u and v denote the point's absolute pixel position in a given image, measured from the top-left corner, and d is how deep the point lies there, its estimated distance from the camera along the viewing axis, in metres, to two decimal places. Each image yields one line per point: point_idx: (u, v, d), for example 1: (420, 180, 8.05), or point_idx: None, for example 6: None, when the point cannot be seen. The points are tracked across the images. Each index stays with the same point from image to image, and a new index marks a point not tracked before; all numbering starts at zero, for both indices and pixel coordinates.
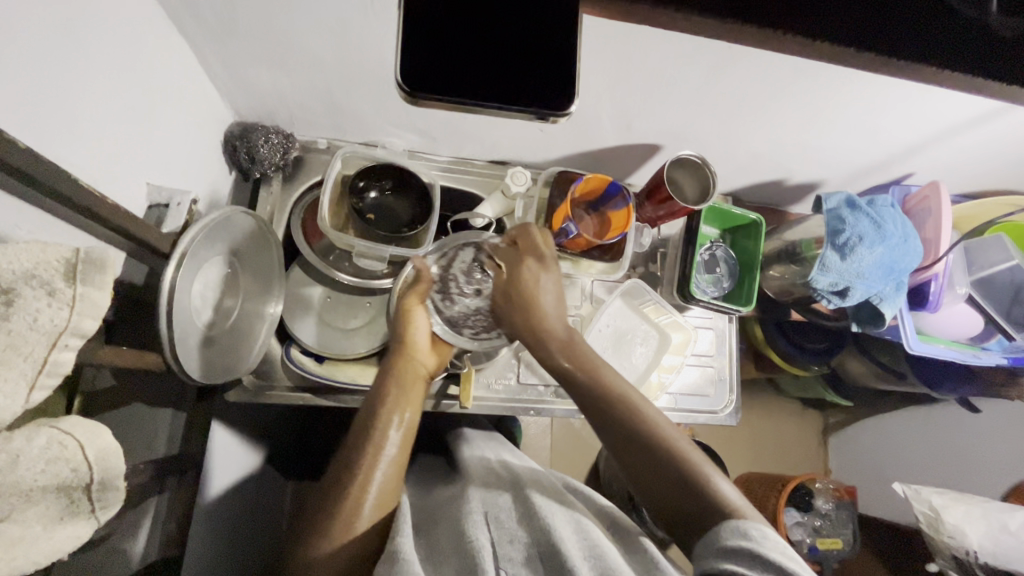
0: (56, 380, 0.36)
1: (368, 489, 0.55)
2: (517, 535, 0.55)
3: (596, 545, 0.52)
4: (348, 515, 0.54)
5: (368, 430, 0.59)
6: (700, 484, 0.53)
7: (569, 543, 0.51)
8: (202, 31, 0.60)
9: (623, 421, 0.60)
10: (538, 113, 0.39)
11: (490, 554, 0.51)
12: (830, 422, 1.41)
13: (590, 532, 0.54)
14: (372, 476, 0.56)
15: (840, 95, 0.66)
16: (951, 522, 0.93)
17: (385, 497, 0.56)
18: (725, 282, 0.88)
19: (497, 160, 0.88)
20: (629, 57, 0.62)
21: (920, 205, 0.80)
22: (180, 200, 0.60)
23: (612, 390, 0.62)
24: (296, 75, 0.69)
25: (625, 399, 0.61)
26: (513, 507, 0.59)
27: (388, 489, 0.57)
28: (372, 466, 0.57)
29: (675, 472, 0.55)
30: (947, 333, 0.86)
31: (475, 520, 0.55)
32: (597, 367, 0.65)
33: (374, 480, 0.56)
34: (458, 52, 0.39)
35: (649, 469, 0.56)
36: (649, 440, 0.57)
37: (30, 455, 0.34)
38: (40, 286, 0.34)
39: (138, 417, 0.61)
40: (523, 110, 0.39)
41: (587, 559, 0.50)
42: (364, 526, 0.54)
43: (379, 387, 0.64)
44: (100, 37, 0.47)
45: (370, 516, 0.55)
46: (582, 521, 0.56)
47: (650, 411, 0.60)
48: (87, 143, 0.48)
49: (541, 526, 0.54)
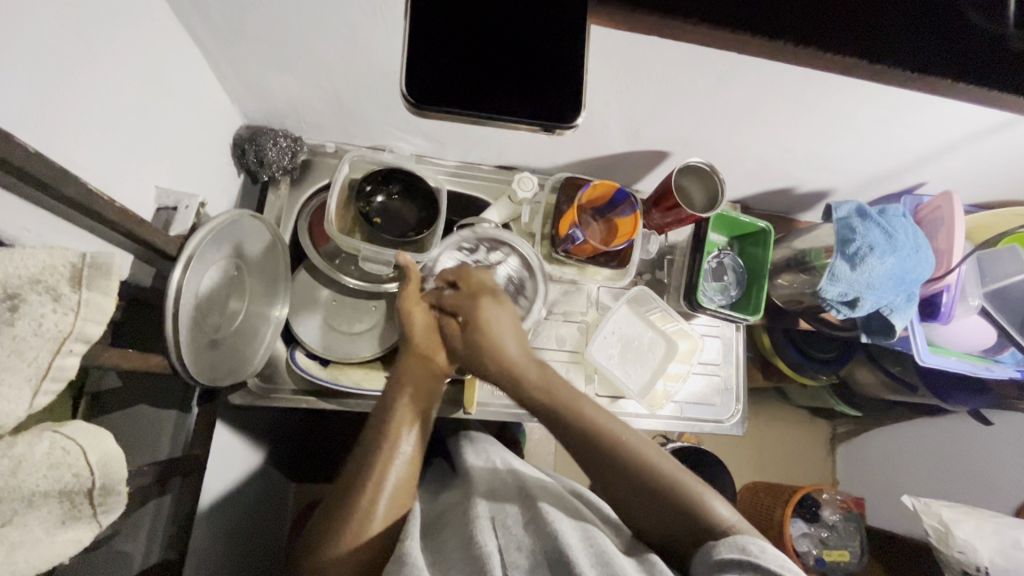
0: (59, 385, 0.36)
1: (381, 495, 0.55)
2: (525, 542, 0.54)
3: (603, 552, 0.51)
4: (358, 520, 0.53)
5: (379, 440, 0.59)
6: (692, 503, 0.54)
7: (576, 550, 0.50)
8: (212, 35, 0.61)
9: (612, 461, 0.58)
10: (543, 126, 0.39)
11: (496, 559, 0.51)
12: (838, 431, 1.40)
13: (598, 538, 0.53)
14: (386, 479, 0.56)
15: (851, 104, 0.66)
16: (961, 537, 0.91)
17: (397, 501, 0.56)
18: (733, 290, 0.87)
19: (504, 165, 0.88)
20: (637, 64, 0.61)
21: (932, 214, 0.79)
22: (188, 203, 0.60)
23: (597, 427, 0.60)
24: (305, 80, 0.69)
25: (611, 436, 0.59)
26: (520, 513, 0.58)
27: (398, 497, 0.57)
28: (388, 469, 0.57)
29: (666, 494, 0.55)
30: (959, 345, 0.85)
31: (482, 527, 0.55)
32: (578, 401, 0.63)
33: (386, 488, 0.56)
34: (465, 62, 0.39)
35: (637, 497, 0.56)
36: (633, 465, 0.57)
37: (33, 461, 0.35)
38: (46, 290, 0.34)
39: (143, 418, 0.62)
40: (531, 123, 0.39)
41: (593, 565, 0.49)
42: (380, 526, 0.54)
43: (388, 398, 0.63)
44: (110, 42, 0.48)
45: (383, 521, 0.55)
46: (589, 527, 0.55)
47: (635, 442, 0.59)
48: (96, 146, 0.48)
49: (549, 531, 0.53)
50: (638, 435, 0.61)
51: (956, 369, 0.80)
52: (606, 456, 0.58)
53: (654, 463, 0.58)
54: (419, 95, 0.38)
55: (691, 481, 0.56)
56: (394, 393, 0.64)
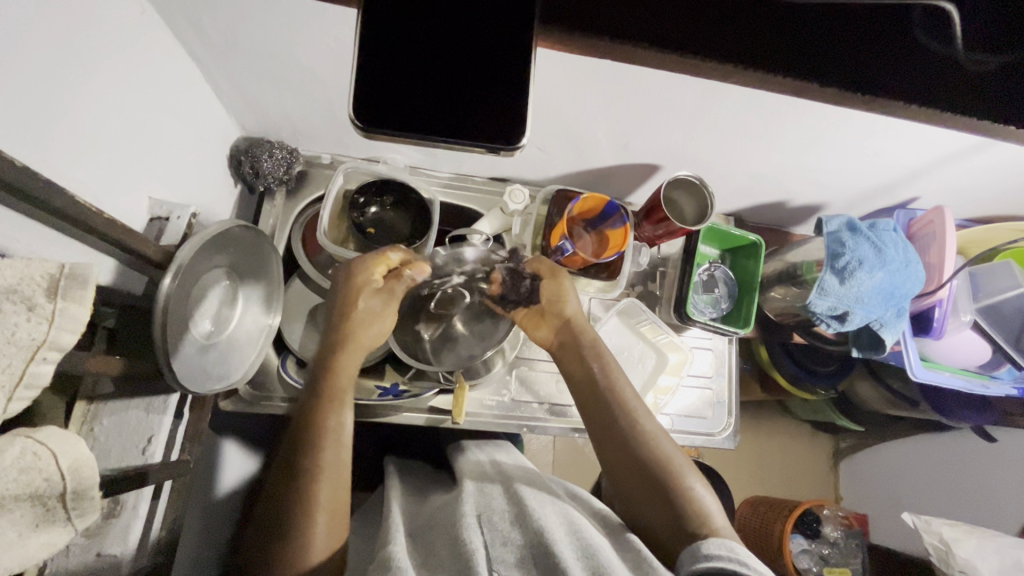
0: (33, 392, 0.37)
1: (315, 523, 0.53)
2: (510, 537, 0.54)
3: (590, 545, 0.51)
4: (302, 528, 0.53)
5: (310, 455, 0.56)
6: (648, 451, 0.61)
7: (562, 544, 0.51)
8: (206, 52, 0.63)
9: (627, 440, 0.62)
10: (492, 147, 0.39)
11: (481, 556, 0.51)
12: (841, 446, 1.38)
13: (585, 532, 0.54)
14: (317, 508, 0.54)
15: (834, 121, 0.66)
16: (962, 556, 0.90)
17: (337, 519, 0.55)
18: (724, 302, 0.87)
19: (497, 177, 0.89)
20: (622, 79, 0.62)
21: (925, 229, 0.79)
22: (180, 214, 0.62)
23: (622, 398, 0.65)
24: (298, 93, 0.71)
25: (630, 411, 0.64)
26: (506, 509, 0.59)
27: (333, 507, 0.55)
28: (320, 481, 0.55)
29: (628, 433, 0.63)
30: (955, 360, 0.84)
31: (469, 523, 0.55)
32: (614, 373, 0.67)
33: (318, 512, 0.54)
34: (433, 80, 0.39)
35: (611, 435, 0.63)
36: (619, 413, 0.64)
37: (5, 465, 0.36)
38: (20, 300, 0.35)
39: (133, 423, 0.63)
40: (480, 145, 0.39)
41: (579, 560, 0.50)
42: (321, 551, 0.53)
43: (320, 403, 0.60)
44: (105, 63, 0.50)
45: (327, 537, 0.53)
46: (575, 521, 0.56)
47: (650, 426, 0.63)
48: (89, 159, 0.50)
49: (535, 527, 0.53)
50: (652, 419, 0.65)
51: (951, 384, 0.80)
52: (598, 409, 0.65)
53: (636, 413, 0.64)
54: (366, 118, 0.38)
55: (651, 428, 0.63)
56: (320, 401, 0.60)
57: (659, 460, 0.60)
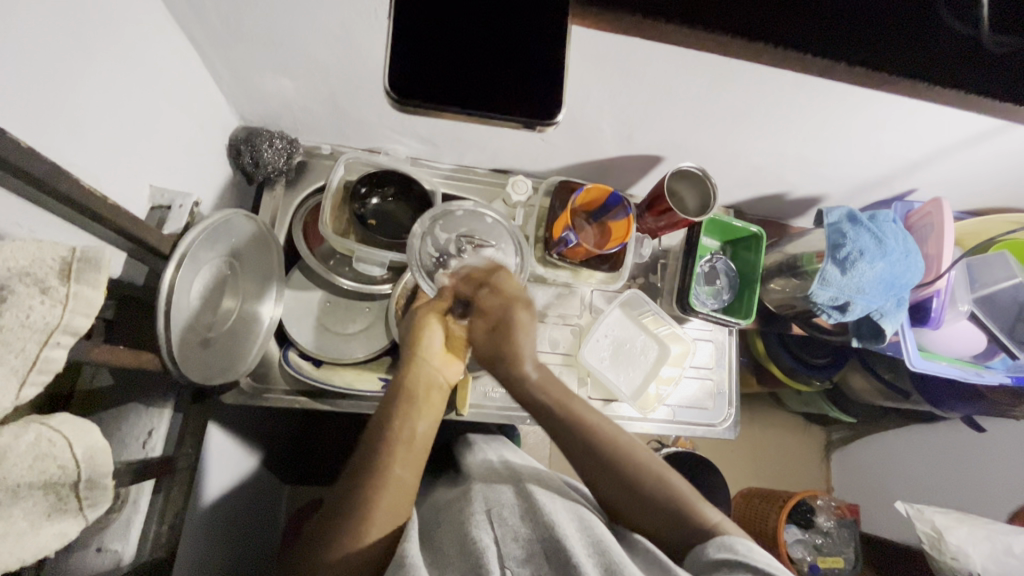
0: (47, 377, 0.36)
1: (365, 522, 0.53)
2: (521, 533, 0.54)
3: (601, 541, 0.51)
4: (355, 516, 0.53)
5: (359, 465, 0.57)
6: (619, 446, 0.60)
7: (574, 540, 0.51)
8: (208, 36, 0.61)
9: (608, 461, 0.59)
10: (525, 122, 0.40)
11: (492, 556, 0.50)
12: (834, 438, 1.39)
13: (595, 528, 0.53)
14: (367, 510, 0.54)
15: (840, 112, 0.67)
16: (953, 543, 0.91)
17: (396, 509, 0.55)
18: (725, 294, 0.88)
19: (498, 168, 0.89)
20: (631, 67, 0.62)
21: (922, 220, 0.80)
22: (182, 202, 0.60)
23: (589, 423, 0.62)
24: (301, 81, 0.70)
25: (600, 431, 0.62)
26: (517, 503, 0.58)
27: (398, 493, 0.56)
28: (378, 490, 0.55)
29: (570, 434, 0.62)
30: (946, 350, 0.86)
31: (478, 521, 0.55)
32: (569, 401, 0.65)
33: (374, 515, 0.54)
34: (451, 61, 0.39)
35: (562, 446, 0.62)
36: (586, 437, 0.61)
37: (17, 452, 0.34)
38: (34, 283, 0.35)
39: (135, 417, 0.62)
40: (511, 120, 0.39)
41: (592, 556, 0.49)
42: (376, 537, 0.53)
43: (384, 417, 0.61)
44: (105, 44, 0.48)
45: (379, 529, 0.53)
46: (585, 517, 0.55)
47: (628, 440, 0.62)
48: (89, 145, 0.48)
49: (546, 522, 0.53)
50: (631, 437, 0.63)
51: (948, 373, 0.80)
52: (572, 444, 0.61)
53: (605, 431, 0.62)
54: (402, 90, 0.39)
55: (596, 419, 0.63)
56: (383, 423, 0.60)
57: (619, 444, 0.60)
